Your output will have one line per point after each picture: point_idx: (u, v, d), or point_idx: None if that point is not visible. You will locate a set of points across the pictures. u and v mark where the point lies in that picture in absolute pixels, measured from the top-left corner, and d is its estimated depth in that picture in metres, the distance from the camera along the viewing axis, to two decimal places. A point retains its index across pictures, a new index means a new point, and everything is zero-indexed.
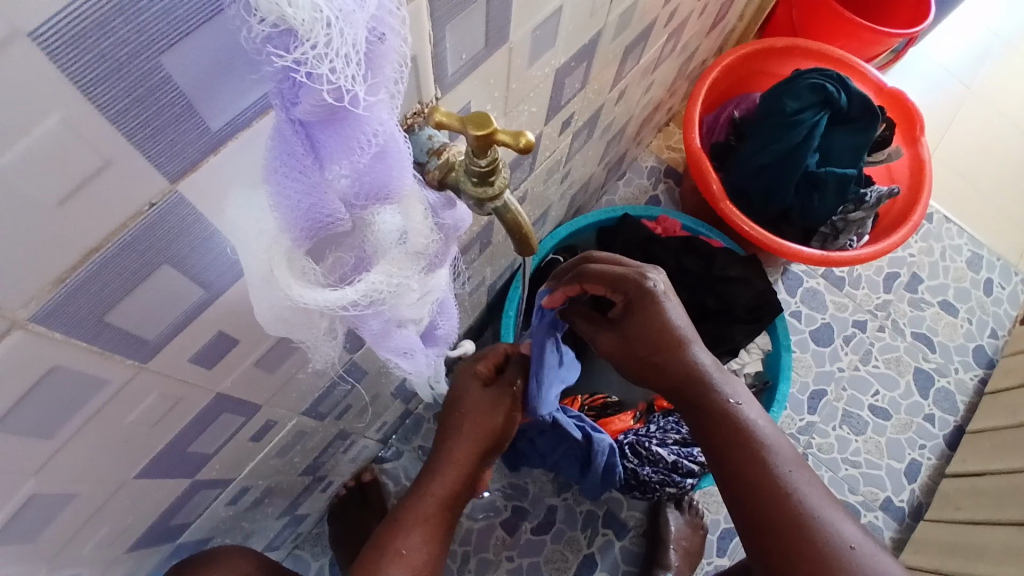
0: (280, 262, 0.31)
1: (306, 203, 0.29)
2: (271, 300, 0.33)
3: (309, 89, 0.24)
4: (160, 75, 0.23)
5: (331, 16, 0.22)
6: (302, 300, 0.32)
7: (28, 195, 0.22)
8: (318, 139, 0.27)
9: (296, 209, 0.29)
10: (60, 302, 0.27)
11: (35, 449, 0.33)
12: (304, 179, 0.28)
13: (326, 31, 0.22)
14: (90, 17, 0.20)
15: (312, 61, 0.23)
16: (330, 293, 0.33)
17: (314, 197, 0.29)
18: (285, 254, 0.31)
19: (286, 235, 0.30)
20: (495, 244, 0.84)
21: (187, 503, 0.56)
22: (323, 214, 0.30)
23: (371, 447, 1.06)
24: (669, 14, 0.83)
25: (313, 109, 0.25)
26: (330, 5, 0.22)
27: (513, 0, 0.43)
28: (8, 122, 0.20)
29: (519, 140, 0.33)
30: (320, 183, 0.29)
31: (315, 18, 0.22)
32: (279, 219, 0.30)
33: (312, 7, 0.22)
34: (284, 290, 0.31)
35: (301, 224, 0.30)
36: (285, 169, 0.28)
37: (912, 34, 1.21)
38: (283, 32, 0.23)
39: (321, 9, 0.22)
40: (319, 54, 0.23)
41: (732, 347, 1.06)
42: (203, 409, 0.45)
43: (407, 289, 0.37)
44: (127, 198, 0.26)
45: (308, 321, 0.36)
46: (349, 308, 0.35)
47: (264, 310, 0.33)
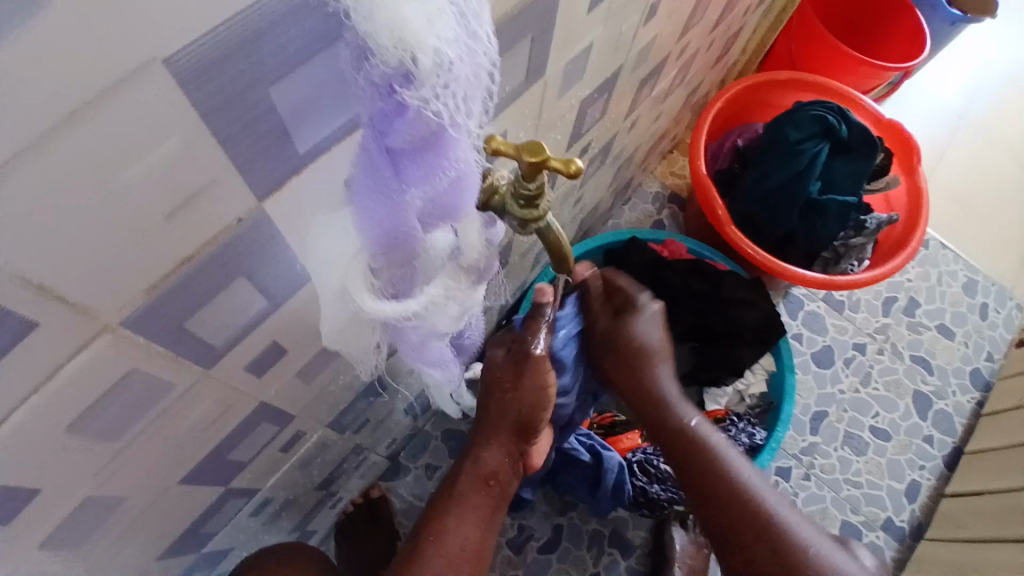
0: (354, 276, 0.33)
1: (387, 222, 0.31)
2: (342, 305, 0.35)
3: (413, 121, 0.26)
4: (267, 104, 0.26)
5: (450, 62, 0.25)
6: (370, 312, 0.34)
7: (143, 206, 0.25)
8: (406, 165, 0.29)
9: (376, 227, 0.31)
10: (148, 308, 0.29)
11: (100, 449, 0.35)
12: (389, 201, 0.29)
13: (444, 75, 0.25)
14: (223, 53, 0.22)
15: (428, 101, 0.25)
16: (395, 304, 0.35)
17: (394, 219, 0.30)
18: (360, 268, 0.33)
19: (364, 251, 0.32)
20: (511, 264, 0.87)
21: (216, 512, 0.57)
22: (399, 235, 0.32)
23: (380, 463, 1.07)
24: (681, 48, 0.87)
25: (410, 138, 0.27)
26: (451, 53, 0.25)
27: (552, 39, 0.46)
28: (135, 141, 0.22)
29: (570, 166, 0.35)
30: (402, 206, 0.30)
31: (437, 65, 0.24)
32: (360, 236, 0.31)
33: (435, 55, 0.24)
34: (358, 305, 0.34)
35: (378, 241, 0.32)
36: (370, 191, 0.29)
37: (909, 67, 1.26)
38: (401, 74, 0.25)
39: (443, 56, 0.24)
40: (435, 94, 0.25)
41: (738, 368, 1.11)
42: (247, 418, 0.47)
43: (452, 304, 0.40)
44: (221, 214, 0.28)
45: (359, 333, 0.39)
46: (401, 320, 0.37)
47: (332, 315, 0.36)
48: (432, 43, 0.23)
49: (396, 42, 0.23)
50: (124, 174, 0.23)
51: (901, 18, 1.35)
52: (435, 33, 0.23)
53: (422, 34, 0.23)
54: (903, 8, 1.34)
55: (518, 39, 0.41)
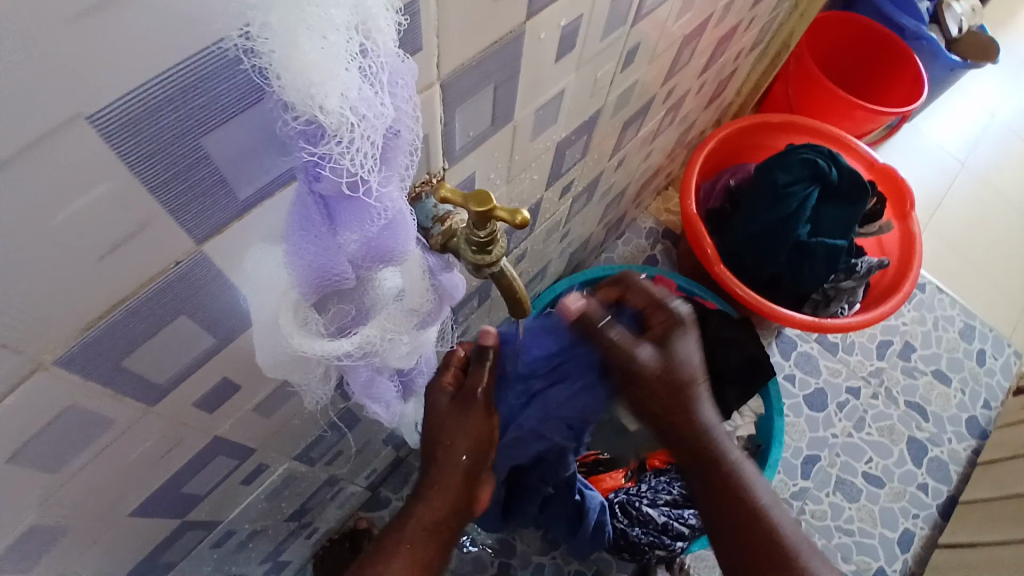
0: (285, 312, 0.33)
1: (319, 265, 0.31)
2: (276, 348, 0.35)
3: (331, 173, 0.27)
4: (199, 153, 0.26)
5: (357, 118, 0.25)
6: (301, 350, 0.34)
7: (72, 251, 0.25)
8: (335, 210, 0.29)
9: (307, 269, 0.31)
10: (83, 347, 0.29)
11: (39, 484, 0.35)
12: (319, 245, 0.30)
13: (351, 129, 0.25)
14: (145, 108, 0.23)
15: (339, 154, 0.26)
16: (329, 343, 0.35)
17: (326, 262, 0.31)
18: (291, 305, 0.33)
19: (296, 291, 0.32)
20: (493, 298, 0.87)
21: (175, 543, 0.57)
22: (333, 276, 0.32)
23: (359, 493, 1.05)
24: (667, 91, 0.88)
25: (333, 187, 0.28)
26: (357, 111, 0.25)
27: (518, 87, 0.47)
28: (61, 191, 0.23)
29: (516, 217, 0.35)
30: (333, 248, 0.30)
31: (344, 121, 0.25)
32: (293, 278, 0.32)
33: (342, 112, 0.25)
34: (289, 341, 0.33)
35: (310, 280, 0.32)
36: (301, 234, 0.30)
37: (904, 113, 1.27)
38: (314, 127, 0.26)
39: (350, 112, 0.25)
40: (344, 147, 0.26)
41: (724, 411, 1.09)
42: (201, 451, 0.47)
43: (400, 344, 0.40)
44: (157, 256, 0.29)
45: (304, 366, 0.38)
46: (342, 359, 0.37)
47: (269, 355, 0.35)
48: (337, 101, 0.24)
49: (302, 99, 0.24)
50: (52, 222, 0.23)
51: (901, 65, 1.36)
52: (339, 92, 0.24)
53: (327, 93, 0.24)
54: (903, 55, 1.35)
55: (481, 86, 0.42)
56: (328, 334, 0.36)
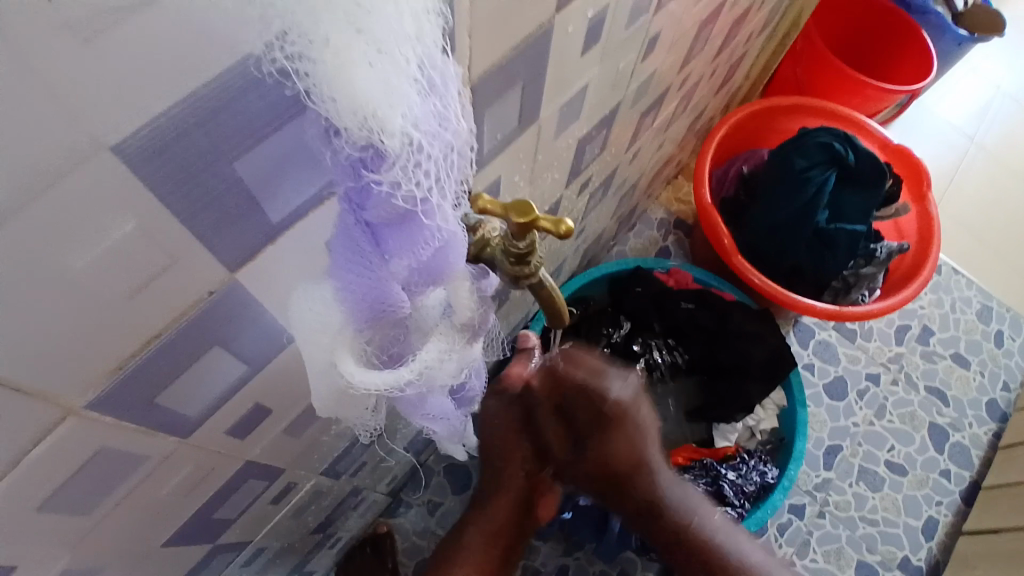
0: (341, 349, 0.31)
1: (371, 293, 0.30)
2: (329, 380, 0.33)
3: (388, 201, 0.26)
4: (233, 177, 0.25)
5: (417, 138, 0.24)
6: (357, 386, 0.32)
7: (101, 292, 0.23)
8: (385, 238, 0.28)
9: (360, 300, 0.30)
10: (113, 388, 0.27)
11: (71, 526, 0.33)
12: (371, 274, 0.28)
13: (412, 152, 0.24)
14: (177, 132, 0.21)
15: (400, 181, 0.25)
16: (387, 375, 0.33)
17: (378, 291, 0.30)
18: (347, 342, 0.32)
19: (348, 323, 0.31)
20: (512, 299, 0.85)
21: (205, 568, 0.55)
22: (384, 305, 0.31)
23: (381, 500, 1.02)
24: (682, 80, 0.86)
25: (387, 215, 0.26)
26: (417, 129, 0.24)
27: (544, 84, 0.45)
28: (88, 230, 0.21)
29: (560, 226, 0.34)
30: (386, 277, 0.29)
31: (405, 144, 0.24)
32: (344, 309, 0.30)
33: (403, 134, 0.24)
34: (343, 375, 0.32)
35: (364, 312, 0.31)
36: (351, 264, 0.28)
37: (915, 90, 1.23)
38: (369, 153, 0.24)
39: (411, 134, 0.24)
40: (406, 173, 0.25)
41: (747, 405, 1.06)
42: (231, 477, 0.45)
43: (452, 363, 0.38)
44: (189, 290, 0.27)
45: (357, 398, 0.37)
46: (400, 387, 0.36)
47: (322, 390, 0.34)
48: (399, 123, 0.23)
49: (361, 122, 0.22)
50: (79, 264, 0.22)
51: (909, 41, 1.32)
52: (401, 112, 0.23)
53: (387, 115, 0.23)
54: (910, 31, 1.32)
55: (508, 87, 0.40)
56: (375, 363, 0.35)
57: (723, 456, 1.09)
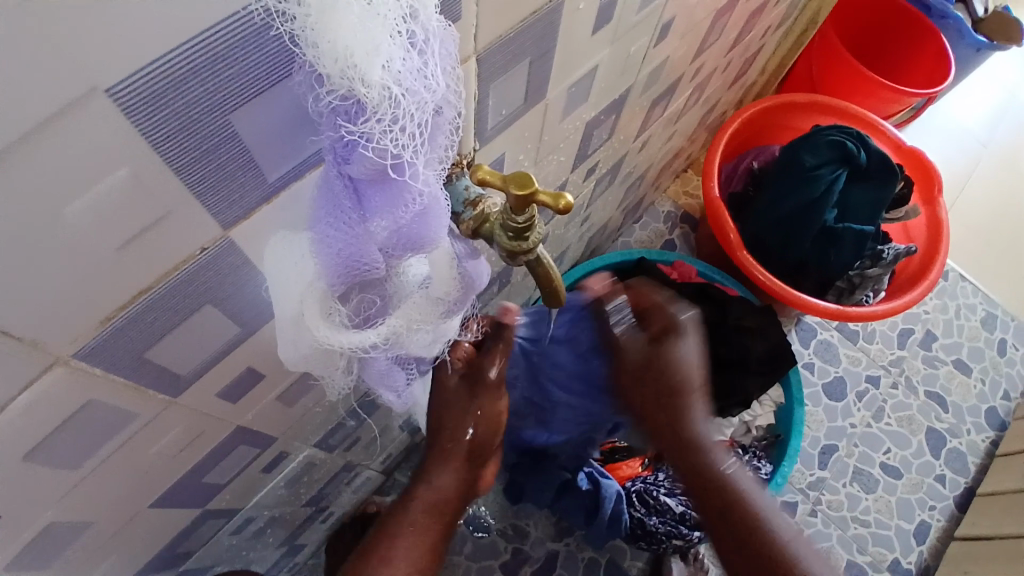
0: (310, 305, 0.31)
1: (346, 250, 0.29)
2: (301, 340, 0.33)
3: (365, 156, 0.25)
4: (227, 132, 0.24)
5: (399, 94, 0.24)
6: (327, 341, 0.32)
7: (92, 240, 0.23)
8: (365, 193, 0.28)
9: (335, 257, 0.29)
10: (102, 340, 0.27)
11: (60, 478, 0.33)
12: (347, 231, 0.28)
13: (392, 107, 0.24)
14: (169, 81, 0.21)
15: (376, 134, 0.24)
16: (355, 334, 0.33)
17: (355, 250, 0.29)
18: (319, 296, 0.31)
19: (322, 280, 0.31)
20: (513, 282, 0.84)
21: (195, 531, 0.56)
22: (361, 264, 0.30)
23: (374, 479, 1.02)
24: (695, 70, 0.85)
25: (365, 172, 0.26)
26: (399, 85, 0.23)
27: (553, 62, 0.44)
28: (80, 173, 0.21)
29: (559, 201, 0.33)
30: (363, 236, 0.29)
31: (385, 96, 0.23)
32: (319, 265, 0.30)
33: (383, 87, 0.23)
34: (310, 330, 0.32)
35: (337, 271, 0.30)
36: (330, 220, 0.28)
37: (931, 93, 1.22)
38: (350, 103, 0.24)
39: (390, 88, 0.23)
40: (382, 129, 0.24)
41: (744, 400, 1.05)
42: (223, 441, 0.45)
43: (422, 333, 0.37)
44: (182, 244, 0.27)
45: (328, 358, 0.36)
46: (369, 350, 0.36)
47: (291, 347, 0.34)
48: (379, 75, 0.22)
49: (341, 71, 0.22)
50: (70, 209, 0.22)
51: (925, 41, 1.30)
52: (382, 63, 0.22)
53: (368, 66, 0.22)
54: (926, 30, 1.29)
55: (515, 63, 0.40)
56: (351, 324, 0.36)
57: None
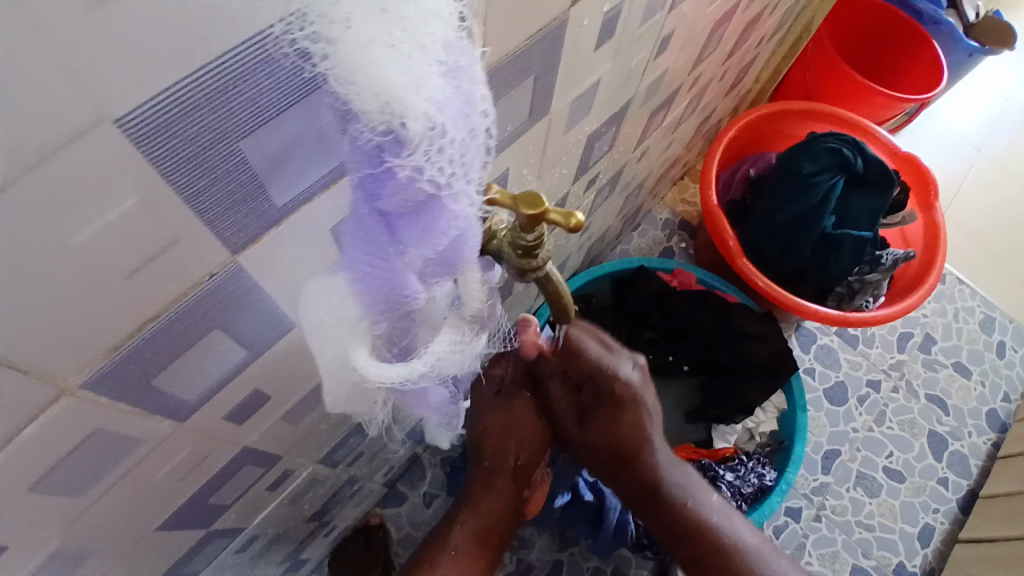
0: (355, 340, 0.31)
1: (385, 282, 0.29)
2: (344, 373, 0.33)
3: (407, 187, 0.25)
4: (239, 157, 0.24)
5: (439, 125, 0.24)
6: (375, 380, 0.32)
7: (100, 269, 0.23)
8: (401, 227, 0.27)
9: (375, 289, 0.29)
10: (110, 368, 0.27)
11: (66, 506, 0.33)
12: (385, 262, 0.28)
13: (434, 138, 0.24)
14: (181, 109, 0.21)
15: (422, 167, 0.24)
16: (399, 369, 0.33)
17: (393, 281, 0.29)
18: (360, 331, 0.31)
19: (363, 314, 0.31)
20: (515, 293, 0.84)
21: (199, 552, 0.55)
22: (400, 296, 0.30)
23: (377, 491, 1.01)
24: (693, 79, 0.85)
25: (404, 203, 0.26)
26: (440, 116, 0.23)
27: (557, 77, 0.44)
28: (89, 203, 0.21)
29: (570, 219, 0.33)
30: (401, 267, 0.29)
31: (427, 129, 0.23)
32: (360, 299, 0.30)
33: (425, 119, 0.23)
34: (355, 367, 0.31)
35: (378, 301, 0.30)
36: (365, 252, 0.28)
37: (925, 99, 1.22)
38: (389, 140, 0.23)
39: (432, 120, 0.23)
40: (425, 159, 0.24)
41: (746, 406, 1.06)
42: (229, 462, 0.45)
43: (463, 356, 0.38)
44: (191, 270, 0.26)
45: (367, 391, 0.36)
46: (409, 381, 0.36)
47: (335, 382, 0.33)
48: (422, 108, 0.22)
49: (382, 107, 0.22)
50: (77, 239, 0.21)
51: (918, 49, 1.31)
52: (424, 97, 0.22)
53: (411, 99, 0.22)
54: (919, 38, 1.30)
55: (520, 79, 0.39)
56: (387, 357, 0.35)
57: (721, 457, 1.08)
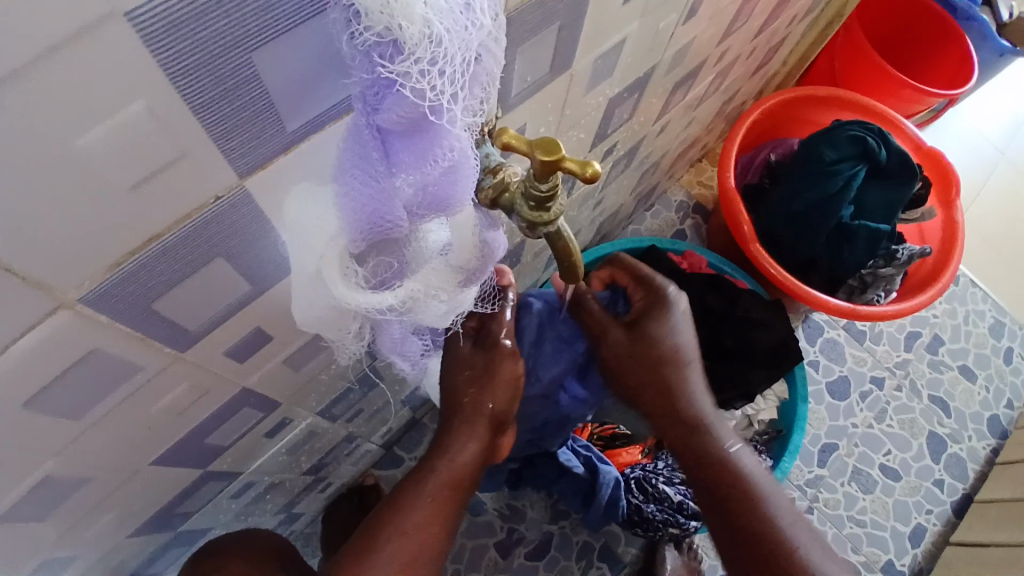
0: (330, 262, 0.31)
1: (371, 207, 0.28)
2: (320, 293, 0.33)
3: (401, 99, 0.24)
4: (249, 71, 0.23)
5: (439, 34, 0.23)
6: (343, 300, 0.32)
7: (105, 178, 0.22)
8: (394, 146, 0.27)
9: (360, 210, 0.28)
10: (111, 285, 0.27)
11: (62, 429, 0.33)
12: (373, 184, 0.27)
13: (431, 48, 0.23)
14: (196, 9, 0.20)
15: (413, 76, 0.23)
16: (373, 295, 0.33)
17: (379, 205, 0.28)
18: (338, 252, 0.31)
19: (345, 236, 0.31)
20: (523, 263, 0.83)
21: (194, 493, 0.56)
22: (385, 222, 0.30)
23: (373, 452, 1.02)
24: (720, 54, 0.83)
25: (397, 119, 0.25)
26: (441, 23, 0.23)
27: (582, 30, 0.43)
28: (93, 104, 0.20)
29: (587, 169, 0.32)
30: (388, 191, 0.28)
31: (425, 35, 0.22)
32: (342, 219, 0.29)
33: (423, 24, 0.22)
34: (329, 288, 0.32)
35: (363, 225, 0.30)
36: (356, 171, 0.27)
37: (955, 93, 1.19)
38: (386, 43, 0.23)
39: (430, 26, 0.22)
40: (420, 70, 0.23)
41: (747, 392, 1.03)
42: (227, 403, 0.45)
43: (438, 302, 0.37)
44: (196, 189, 0.26)
45: (341, 318, 0.36)
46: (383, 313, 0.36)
47: (307, 301, 0.34)
48: (420, 11, 0.22)
49: (382, 6, 0.21)
50: (83, 142, 0.21)
51: (950, 43, 1.27)
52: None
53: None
54: (953, 32, 1.26)
55: (544, 27, 0.38)
56: (367, 285, 0.35)
57: None
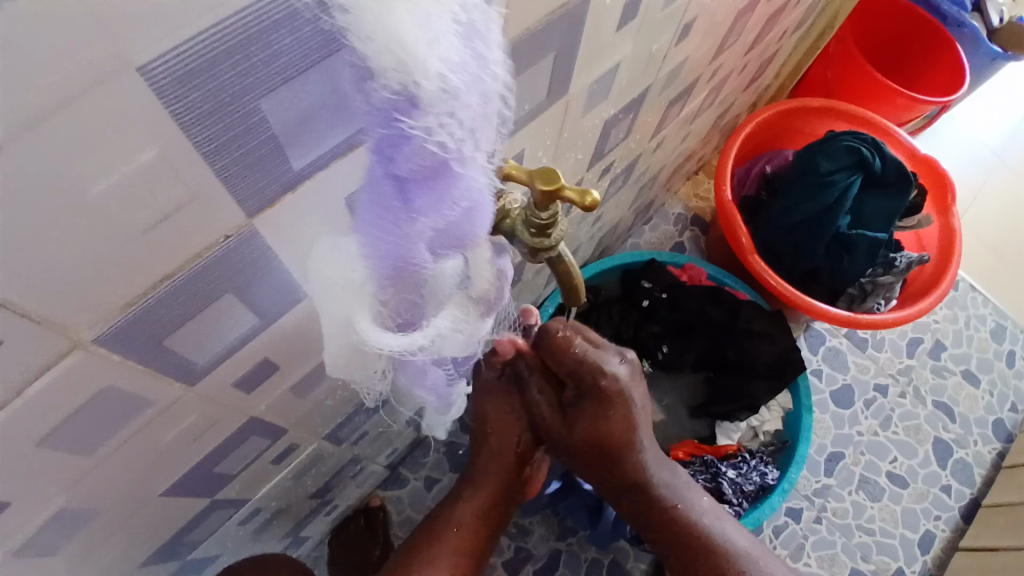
0: (361, 310, 0.31)
1: (395, 251, 0.29)
2: (345, 337, 0.33)
3: (420, 149, 0.25)
4: (258, 116, 0.24)
5: (455, 86, 0.24)
6: (376, 345, 0.32)
7: (118, 222, 0.23)
8: (414, 195, 0.27)
9: (384, 255, 0.29)
10: (123, 325, 0.27)
11: (73, 464, 0.33)
12: (397, 231, 0.28)
13: (447, 100, 0.24)
14: (208, 61, 0.21)
15: (434, 128, 0.24)
16: (401, 338, 0.33)
17: (404, 249, 0.29)
18: (367, 298, 0.32)
19: (372, 283, 0.31)
20: (524, 281, 0.84)
21: (202, 521, 0.56)
22: (405, 266, 0.30)
23: (379, 474, 1.01)
24: (713, 70, 0.84)
25: (416, 168, 0.26)
26: (455, 76, 0.24)
27: (577, 57, 0.44)
28: (107, 152, 0.21)
29: (586, 198, 0.32)
30: (412, 237, 0.29)
31: (441, 90, 0.23)
32: (369, 265, 0.30)
33: (439, 79, 0.23)
34: (359, 332, 0.32)
35: (386, 269, 0.30)
36: (380, 219, 0.28)
37: (946, 101, 1.20)
38: (403, 100, 0.23)
39: (447, 80, 0.23)
40: (438, 121, 0.24)
41: (751, 404, 1.04)
42: (236, 431, 0.45)
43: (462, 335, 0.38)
44: (206, 229, 0.27)
45: (365, 359, 0.36)
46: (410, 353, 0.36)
47: (335, 344, 0.34)
48: (436, 67, 0.23)
49: (398, 64, 0.22)
50: (96, 190, 0.21)
51: (939, 53, 1.29)
52: (439, 56, 0.23)
53: (426, 56, 0.22)
54: (942, 41, 1.28)
55: (540, 56, 0.39)
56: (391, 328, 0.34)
57: (723, 454, 1.06)
